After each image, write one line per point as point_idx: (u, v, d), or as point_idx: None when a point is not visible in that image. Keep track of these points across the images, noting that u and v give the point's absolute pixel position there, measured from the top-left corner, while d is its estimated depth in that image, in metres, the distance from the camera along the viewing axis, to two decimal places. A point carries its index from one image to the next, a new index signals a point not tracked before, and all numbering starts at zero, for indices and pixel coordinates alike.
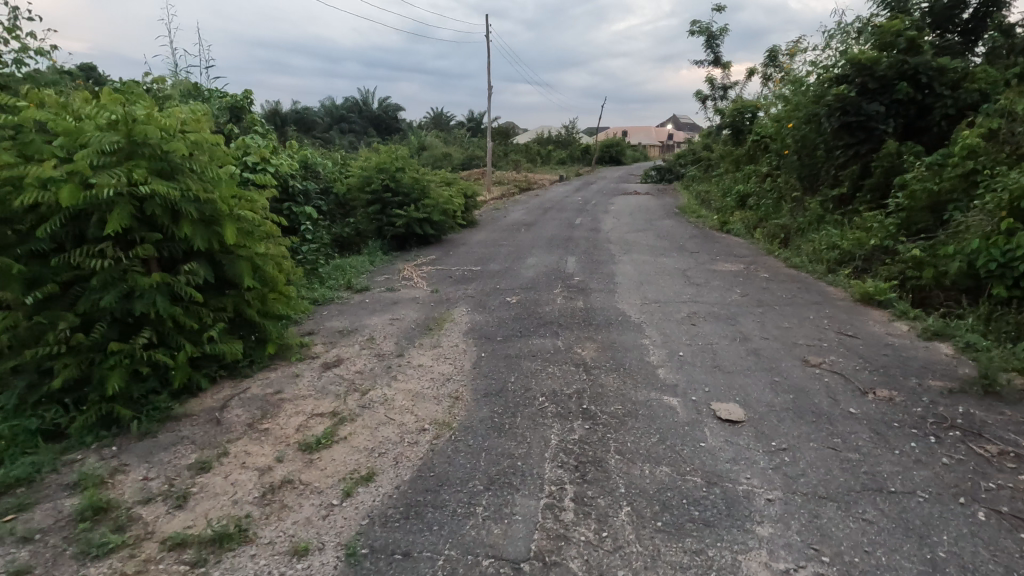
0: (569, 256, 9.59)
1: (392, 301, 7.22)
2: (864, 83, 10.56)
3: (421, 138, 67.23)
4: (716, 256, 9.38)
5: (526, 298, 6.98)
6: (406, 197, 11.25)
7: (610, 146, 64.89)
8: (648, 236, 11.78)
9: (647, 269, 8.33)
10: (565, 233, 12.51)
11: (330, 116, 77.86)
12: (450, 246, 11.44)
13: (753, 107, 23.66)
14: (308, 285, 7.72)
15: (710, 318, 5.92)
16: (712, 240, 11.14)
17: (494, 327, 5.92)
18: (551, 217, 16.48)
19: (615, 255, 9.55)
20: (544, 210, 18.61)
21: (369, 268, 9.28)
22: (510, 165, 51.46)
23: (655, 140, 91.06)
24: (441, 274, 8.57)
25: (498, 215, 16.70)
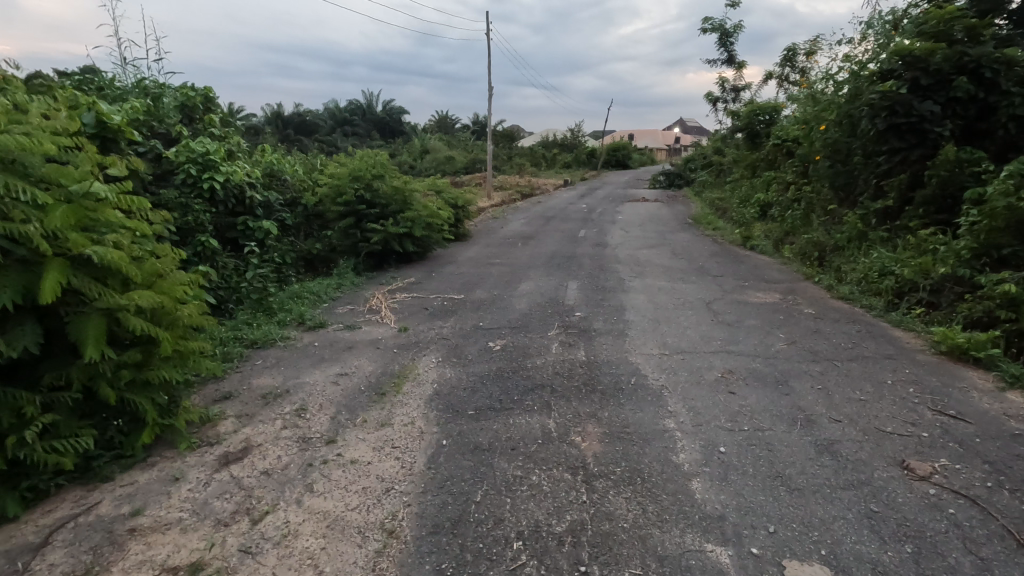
0: (570, 281, 8.16)
1: (347, 345, 5.80)
2: (915, 78, 9.09)
3: (424, 142, 66.14)
4: (743, 283, 7.92)
5: (514, 344, 5.57)
6: (384, 210, 9.88)
7: (617, 150, 63.52)
8: (661, 254, 10.36)
9: (663, 302, 6.88)
10: (567, 250, 11.08)
11: (333, 119, 76.97)
12: (436, 265, 10.05)
13: (770, 109, 22.18)
14: (250, 322, 6.35)
15: (751, 382, 4.47)
16: (736, 260, 9.71)
17: (467, 393, 4.50)
18: (552, 228, 15.05)
19: (624, 280, 8.11)
20: (545, 220, 17.21)
21: (335, 296, 7.90)
22: (514, 170, 50.17)
23: (662, 145, 90.05)
24: (416, 305, 7.18)
25: (496, 227, 15.28)
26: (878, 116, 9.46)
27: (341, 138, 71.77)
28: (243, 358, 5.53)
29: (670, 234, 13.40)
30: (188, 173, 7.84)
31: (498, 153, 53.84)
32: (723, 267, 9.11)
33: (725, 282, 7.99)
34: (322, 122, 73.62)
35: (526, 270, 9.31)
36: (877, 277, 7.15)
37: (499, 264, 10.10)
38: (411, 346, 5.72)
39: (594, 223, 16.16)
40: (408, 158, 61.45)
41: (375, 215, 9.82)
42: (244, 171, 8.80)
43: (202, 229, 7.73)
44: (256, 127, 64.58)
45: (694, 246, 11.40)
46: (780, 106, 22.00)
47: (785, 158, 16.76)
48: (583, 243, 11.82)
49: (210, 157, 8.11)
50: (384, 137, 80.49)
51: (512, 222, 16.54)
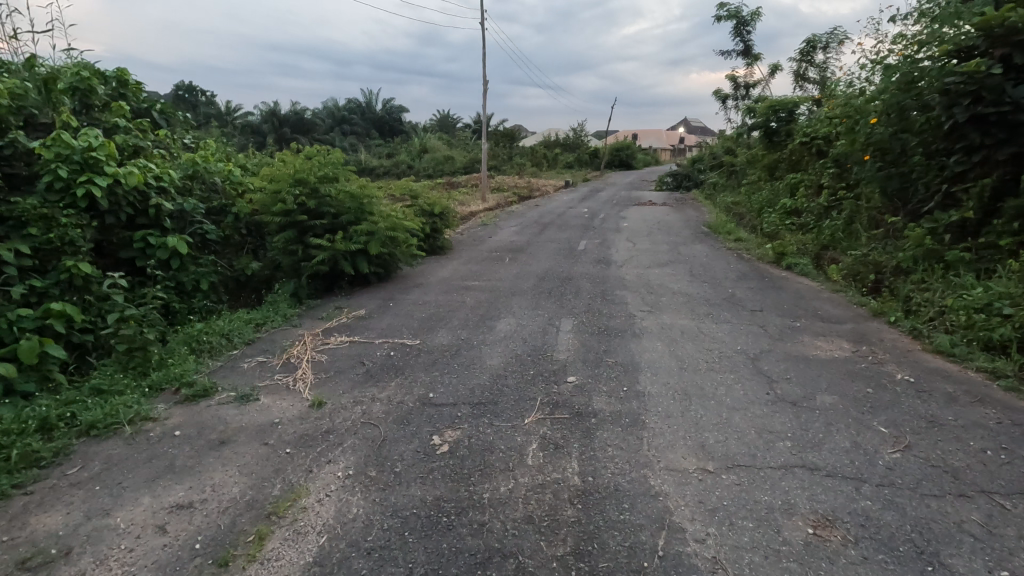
0: (564, 318, 6.22)
1: (220, 437, 3.84)
2: (1007, 56, 7.14)
3: (423, 141, 64.38)
4: (793, 324, 5.97)
5: (472, 438, 3.65)
6: (335, 221, 7.95)
7: (621, 150, 61.52)
8: (679, 275, 8.43)
9: (690, 357, 4.94)
10: (564, 269, 9.14)
11: (331, 118, 75.36)
12: (400, 288, 8.08)
13: (791, 104, 20.20)
14: (101, 393, 4.46)
15: (869, 551, 2.53)
16: (775, 285, 7.76)
17: (369, 568, 2.57)
18: (549, 238, 13.12)
19: (635, 318, 6.15)
20: (542, 227, 15.27)
21: (254, 338, 5.99)
22: (514, 170, 48.30)
23: (666, 145, 87.91)
24: (352, 360, 5.23)
25: (485, 237, 13.31)
26: (956, 104, 7.49)
27: (339, 137, 70.14)
28: (56, 462, 3.61)
29: (688, 246, 11.44)
30: (57, 174, 5.87)
31: (498, 152, 52.06)
32: (762, 296, 7.17)
33: (768, 323, 6.05)
34: (319, 121, 72.02)
35: (510, 298, 7.35)
36: (984, 321, 5.20)
37: (479, 287, 8.13)
38: (317, 440, 3.77)
39: (597, 231, 14.21)
40: (405, 158, 59.74)
41: (323, 227, 7.88)
42: (146, 172, 6.88)
43: (73, 248, 5.71)
44: (251, 126, 63.06)
45: (717, 264, 9.46)
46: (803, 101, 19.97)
47: (814, 157, 14.73)
48: (583, 260, 9.87)
49: (93, 153, 6.20)
50: (383, 137, 78.80)
51: (504, 230, 14.62)
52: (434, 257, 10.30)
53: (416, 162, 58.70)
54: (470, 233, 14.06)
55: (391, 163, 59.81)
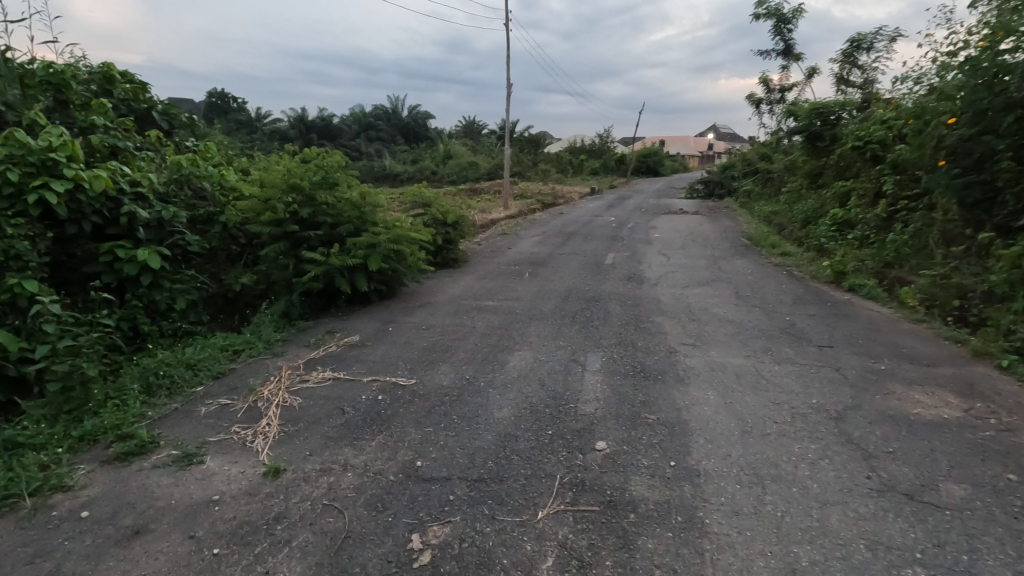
0: (590, 352, 5.20)
1: (137, 523, 2.93)
2: None
3: (448, 147, 64.00)
4: (874, 367, 4.84)
5: (464, 541, 2.66)
6: (331, 232, 7.08)
7: (648, 156, 60.09)
8: (723, 297, 7.31)
9: (754, 416, 3.87)
10: (590, 287, 8.11)
11: (357, 124, 75.70)
12: (404, 308, 7.17)
13: (837, 107, 18.81)
14: (16, 447, 3.61)
15: None
16: (840, 313, 6.60)
17: None
18: (573, 250, 12.10)
19: (676, 355, 5.09)
20: (566, 237, 14.28)
21: (226, 370, 5.12)
22: (538, 177, 47.39)
23: (695, 151, 86.06)
24: (331, 405, 4.29)
25: (504, 248, 12.37)
26: None
27: (365, 143, 70.32)
28: None
29: (728, 261, 10.29)
30: (5, 177, 5.07)
31: (522, 158, 51.28)
32: (826, 326, 6.02)
33: (842, 364, 4.93)
34: (345, 127, 72.32)
35: (527, 323, 6.36)
36: None
37: (493, 308, 7.17)
38: (260, 532, 2.83)
39: (625, 242, 13.12)
40: (429, 164, 59.41)
41: (319, 239, 7.02)
42: (119, 176, 6.10)
43: (20, 263, 4.89)
44: (278, 131, 63.54)
45: (765, 282, 8.30)
46: (849, 104, 18.58)
47: (867, 164, 13.40)
48: (610, 276, 8.83)
49: (52, 154, 5.43)
50: (408, 143, 78.83)
51: (525, 240, 13.63)
52: (446, 272, 9.38)
53: (440, 168, 58.30)
54: (488, 244, 13.12)
55: (415, 168, 59.50)
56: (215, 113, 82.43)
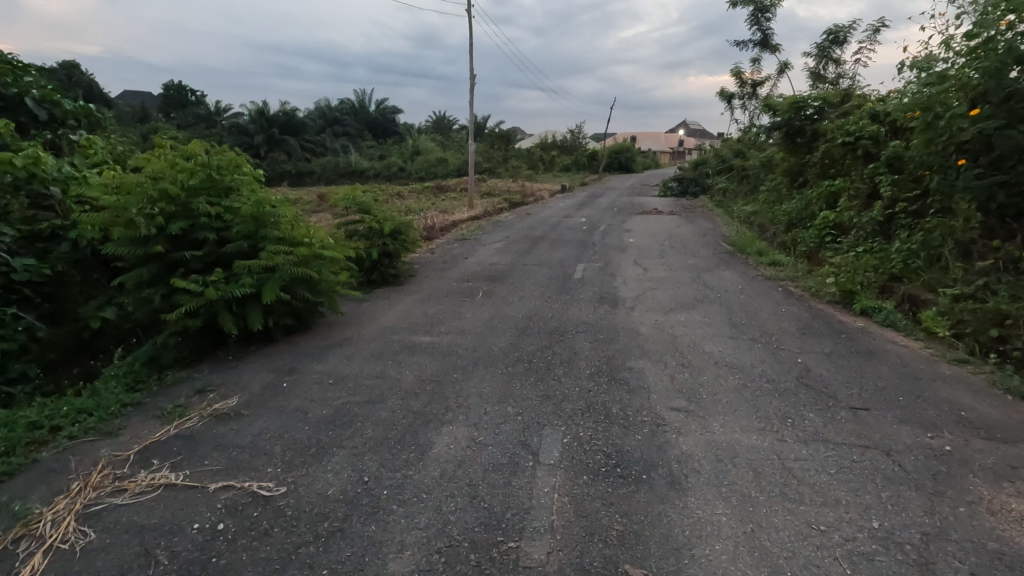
0: (546, 429, 3.75)
1: None
2: None
3: (415, 143, 61.94)
4: (936, 448, 3.51)
5: None
6: (218, 252, 5.43)
7: (620, 152, 59.15)
8: (715, 328, 5.96)
9: (793, 563, 2.48)
10: (554, 313, 6.67)
11: (322, 118, 72.90)
12: (316, 348, 5.60)
13: (817, 101, 17.79)
14: None
15: None
16: (859, 350, 5.30)
17: None
18: (539, 259, 10.66)
19: (665, 432, 3.68)
20: (532, 243, 12.85)
21: (17, 468, 3.50)
22: (508, 174, 45.88)
23: (666, 147, 85.86)
24: (135, 549, 2.71)
25: (460, 257, 10.86)
26: None
27: (329, 138, 67.72)
28: None
29: (714, 274, 9.00)
30: None
31: (492, 154, 49.69)
32: (850, 374, 4.70)
33: (890, 443, 3.58)
34: (309, 121, 69.51)
35: (468, 373, 4.88)
36: None
37: (429, 347, 5.65)
38: None
39: (597, 249, 11.75)
40: (397, 160, 57.32)
41: (200, 261, 5.38)
42: None
43: None
44: (237, 126, 60.49)
45: (760, 304, 7.01)
46: (829, 97, 17.60)
47: (857, 161, 12.30)
48: (578, 297, 7.41)
49: None
50: (375, 138, 76.34)
51: (485, 247, 12.14)
52: (383, 293, 7.81)
53: (407, 164, 56.28)
54: (443, 252, 11.57)
55: (381, 164, 57.32)
56: (171, 107, 78.56)
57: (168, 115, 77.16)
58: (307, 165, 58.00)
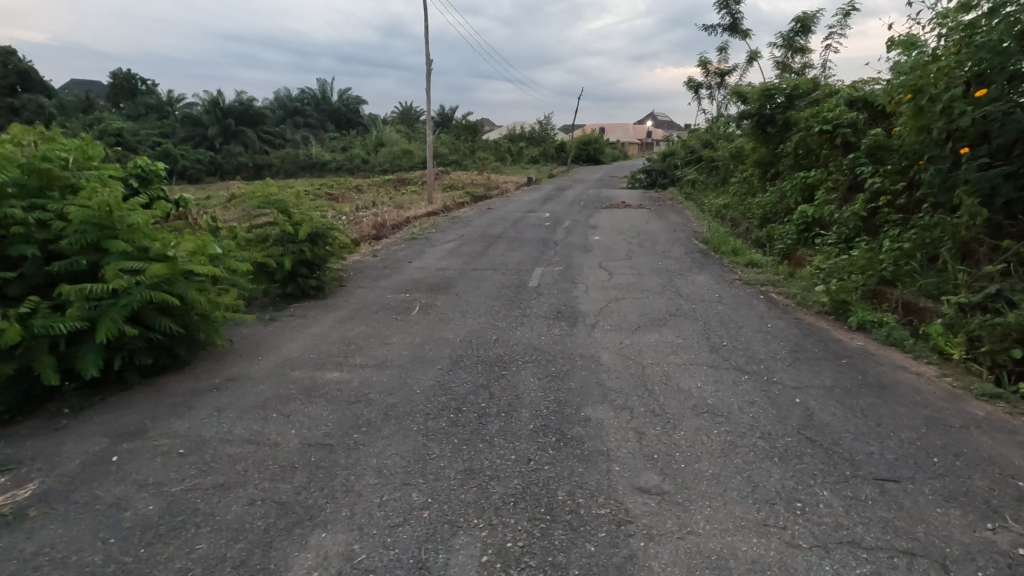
0: (460, 537, 2.59)
1: None
2: None
3: (378, 135, 59.90)
4: (1005, 552, 2.48)
5: None
6: (48, 273, 4.14)
7: (588, 144, 58.28)
8: (690, 355, 4.91)
9: None
10: (498, 335, 5.52)
11: (281, 109, 70.07)
12: (183, 394, 4.32)
13: (788, 89, 17.05)
14: None
15: None
16: (866, 382, 4.31)
17: None
18: (494, 262, 9.53)
19: (629, 538, 2.56)
20: (490, 243, 11.71)
21: None
22: (474, 166, 44.53)
23: (634, 139, 85.48)
24: None
25: (405, 261, 9.63)
26: None
27: (290, 129, 65.09)
28: None
29: (686, 278, 8.01)
30: None
31: (458, 145, 48.25)
32: (863, 422, 3.67)
33: (942, 545, 2.54)
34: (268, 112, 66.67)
35: (373, 431, 3.68)
36: None
37: (334, 388, 4.43)
38: None
39: (559, 249, 10.67)
40: (360, 152, 55.32)
41: (21, 284, 4.07)
42: None
43: None
44: (190, 116, 57.43)
45: (741, 318, 6.01)
46: (800, 85, 16.93)
47: (834, 152, 11.50)
48: (530, 312, 6.28)
49: None
50: (338, 129, 73.85)
51: (436, 248, 10.93)
52: (299, 310, 6.52)
53: (371, 156, 54.35)
54: (388, 255, 10.33)
55: (343, 156, 55.24)
56: (121, 98, 74.47)
57: (117, 105, 73.14)
58: (265, 157, 55.50)
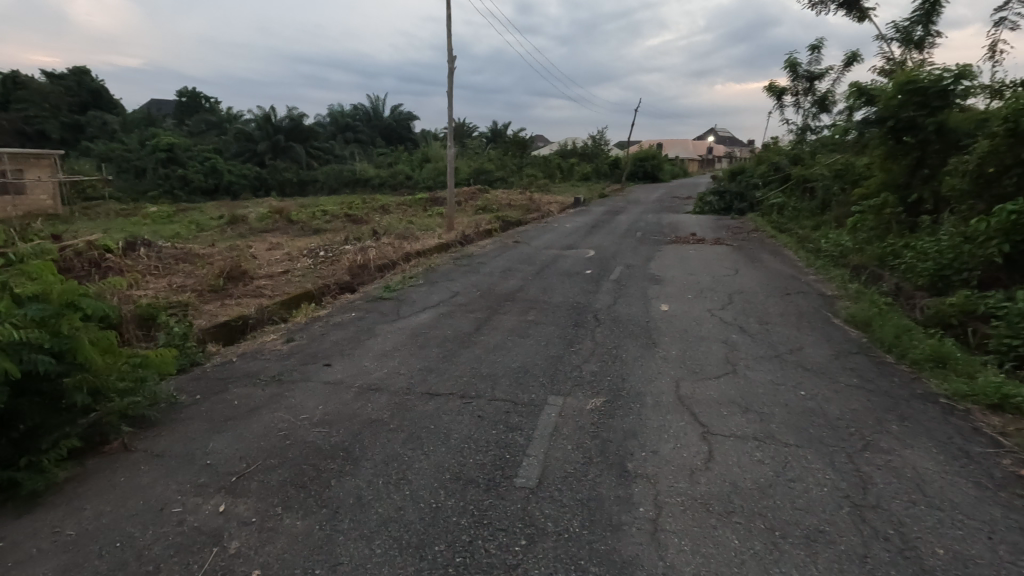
0: None
1: None
2: None
3: (425, 150, 57.45)
4: None
5: None
6: None
7: (646, 159, 53.62)
8: None
9: None
10: None
11: (332, 123, 68.94)
12: None
13: (941, 79, 12.00)
14: None
15: None
16: None
17: None
18: (480, 367, 5.22)
19: None
20: (491, 309, 7.42)
21: None
22: (522, 183, 40.75)
23: (695, 154, 80.17)
24: None
25: (322, 358, 5.47)
26: None
27: (337, 144, 63.61)
28: None
29: (891, 461, 3.45)
30: None
31: (506, 161, 44.71)
32: None
33: None
34: (319, 127, 65.65)
35: None
36: None
37: None
38: None
39: (601, 332, 6.26)
40: (405, 168, 52.68)
41: None
42: None
43: None
44: (240, 132, 56.70)
45: None
46: (961, 76, 11.85)
47: None
48: None
49: None
50: (387, 144, 72.21)
51: (397, 323, 6.72)
52: None
53: (415, 173, 51.53)
54: (312, 338, 6.22)
55: (388, 171, 52.67)
56: (184, 115, 75.57)
57: (180, 121, 74.35)
58: (310, 172, 53.75)
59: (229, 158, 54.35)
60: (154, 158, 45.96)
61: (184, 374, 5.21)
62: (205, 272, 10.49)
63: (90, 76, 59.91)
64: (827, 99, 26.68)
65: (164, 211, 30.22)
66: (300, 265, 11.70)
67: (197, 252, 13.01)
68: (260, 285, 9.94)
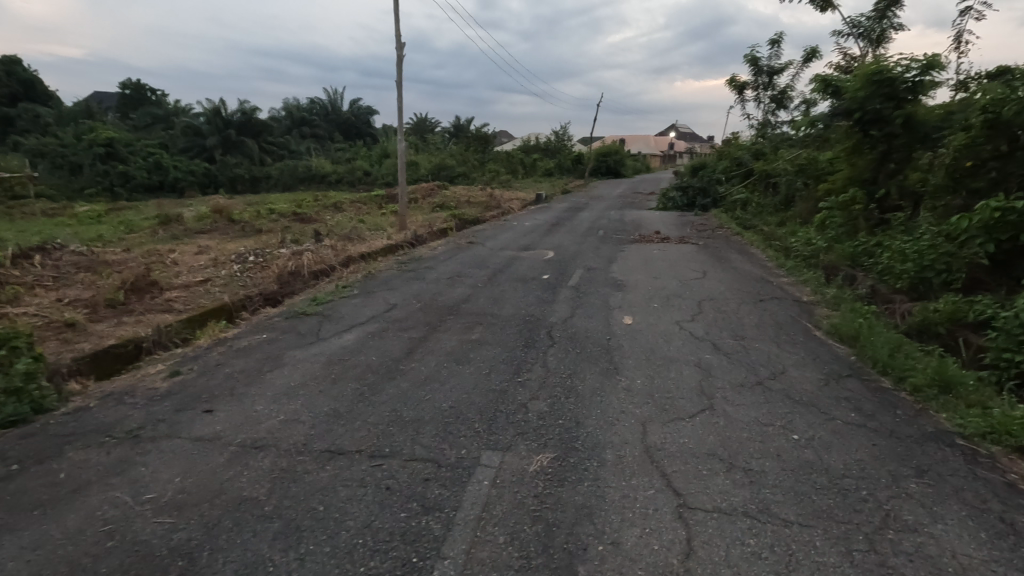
0: None
1: None
2: None
3: (384, 146, 55.72)
4: None
5: None
6: None
7: (609, 154, 53.32)
8: None
9: None
10: None
11: (287, 117, 66.31)
12: None
13: (908, 70, 11.54)
14: None
15: None
16: None
17: None
18: (402, 409, 4.20)
19: None
20: (430, 326, 6.41)
21: None
22: (484, 179, 39.72)
23: (656, 149, 80.80)
24: None
25: (203, 400, 4.34)
26: None
27: (292, 139, 61.04)
28: None
29: (921, 547, 2.62)
30: None
31: (468, 157, 43.58)
32: None
33: None
34: (273, 122, 62.95)
35: None
36: None
37: None
38: None
39: (554, 355, 5.33)
40: (364, 163, 50.89)
41: None
42: None
43: None
44: (186, 126, 53.70)
45: None
46: (928, 67, 11.41)
47: None
48: None
49: None
50: (345, 140, 69.94)
51: (313, 347, 5.62)
52: None
53: (374, 169, 49.76)
54: (201, 371, 5.06)
55: (346, 167, 50.74)
56: (127, 108, 71.39)
57: (122, 114, 70.18)
58: (262, 168, 51.31)
59: (175, 153, 51.41)
60: (91, 153, 42.90)
61: (16, 431, 4.01)
62: (106, 283, 9.09)
63: (19, 64, 55.63)
64: (785, 95, 26.60)
65: (95, 210, 27.83)
66: (224, 273, 10.38)
67: (107, 258, 11.49)
68: (171, 298, 8.64)
